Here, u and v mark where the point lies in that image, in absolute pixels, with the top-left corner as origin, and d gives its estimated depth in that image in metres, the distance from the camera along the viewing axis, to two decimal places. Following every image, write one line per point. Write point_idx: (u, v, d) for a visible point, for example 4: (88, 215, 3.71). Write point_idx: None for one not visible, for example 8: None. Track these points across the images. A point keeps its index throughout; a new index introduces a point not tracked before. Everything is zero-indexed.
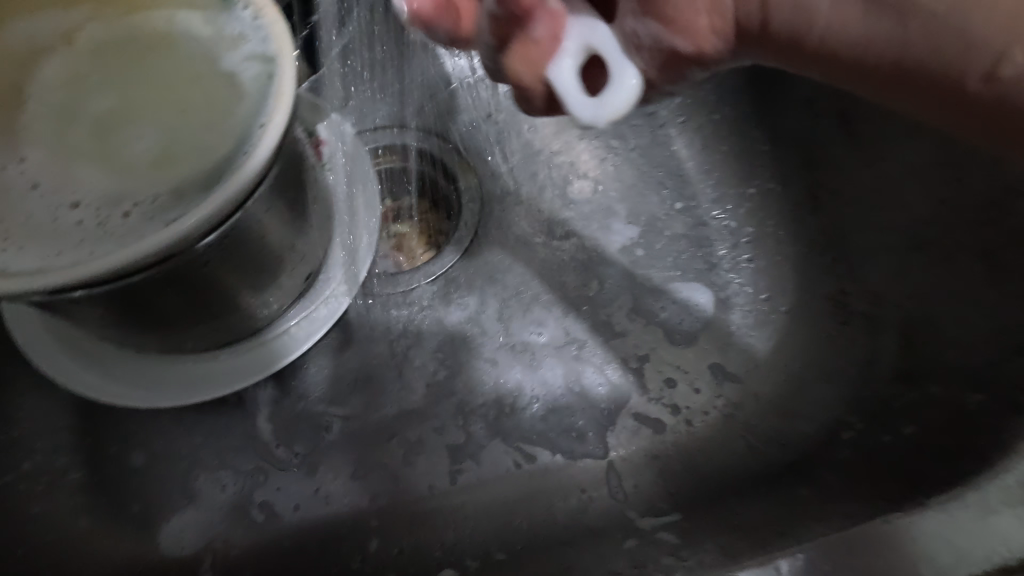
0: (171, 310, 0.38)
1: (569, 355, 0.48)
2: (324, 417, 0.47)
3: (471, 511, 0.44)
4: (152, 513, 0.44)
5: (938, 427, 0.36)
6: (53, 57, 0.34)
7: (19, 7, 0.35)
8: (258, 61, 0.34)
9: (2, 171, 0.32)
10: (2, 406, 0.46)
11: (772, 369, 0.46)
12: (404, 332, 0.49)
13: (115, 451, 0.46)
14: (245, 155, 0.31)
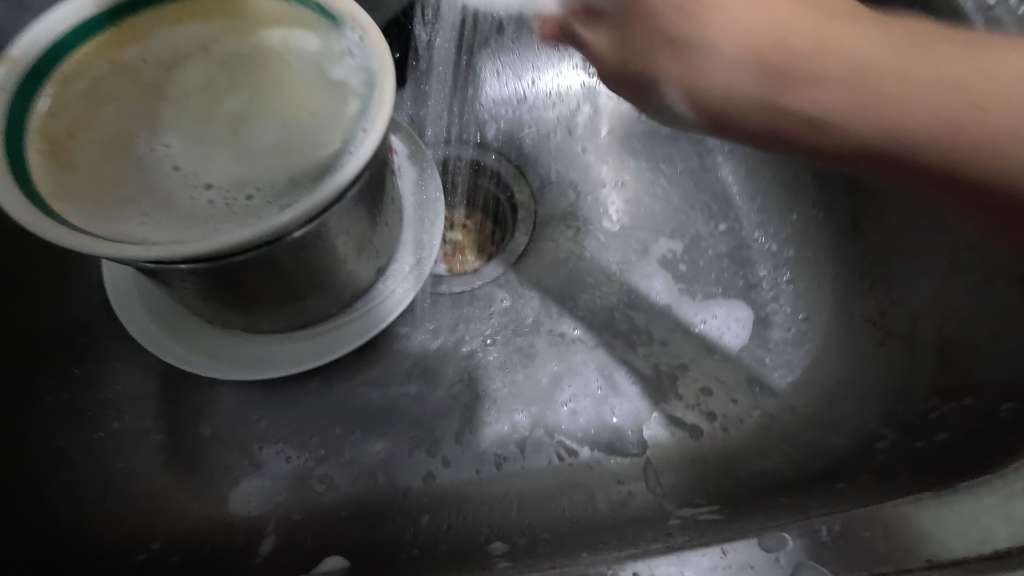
0: (258, 290, 0.43)
1: (611, 358, 0.50)
2: (382, 399, 0.50)
3: (516, 496, 0.46)
4: (223, 476, 0.48)
5: (968, 435, 0.37)
6: (193, 65, 0.40)
7: (164, 25, 0.42)
8: (363, 73, 0.38)
9: (147, 154, 0.37)
10: (96, 369, 0.50)
11: (807, 386, 0.47)
12: (458, 326, 0.53)
13: (192, 418, 0.49)
14: (348, 154, 0.35)
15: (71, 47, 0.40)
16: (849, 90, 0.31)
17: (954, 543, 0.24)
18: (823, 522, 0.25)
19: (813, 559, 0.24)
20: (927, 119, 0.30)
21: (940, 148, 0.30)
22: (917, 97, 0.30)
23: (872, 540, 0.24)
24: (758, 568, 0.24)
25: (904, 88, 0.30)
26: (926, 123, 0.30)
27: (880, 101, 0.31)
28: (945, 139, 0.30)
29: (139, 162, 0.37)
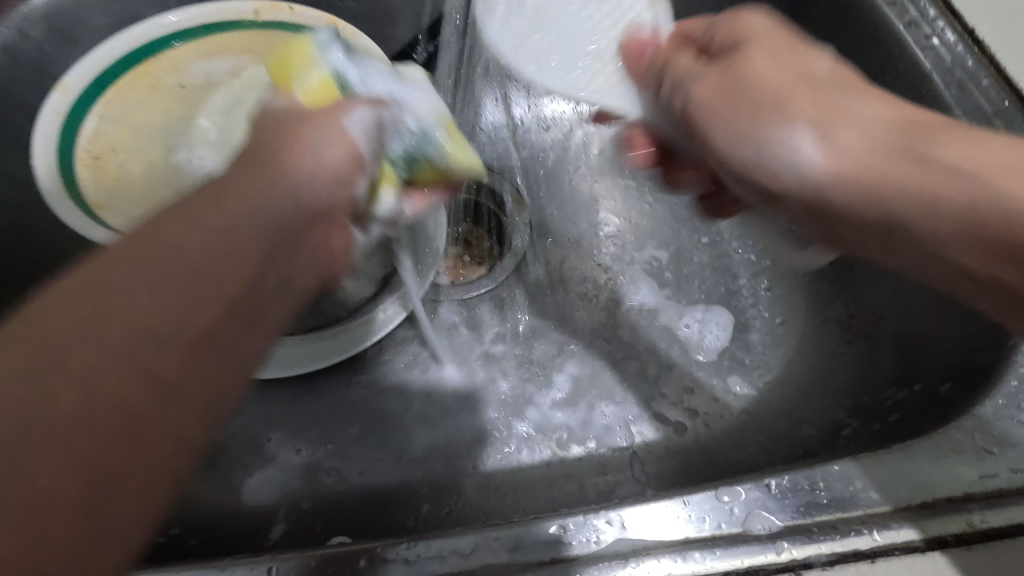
0: None
1: (601, 360, 0.54)
2: (387, 397, 0.54)
3: (511, 485, 0.49)
4: (238, 468, 0.51)
5: (913, 412, 0.39)
6: (223, 91, 0.46)
7: (200, 53, 0.47)
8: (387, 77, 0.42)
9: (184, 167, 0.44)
10: None
11: (784, 384, 0.50)
12: (458, 331, 0.57)
13: None
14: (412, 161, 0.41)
15: (118, 71, 0.45)
16: (894, 155, 0.30)
17: (885, 496, 0.27)
18: (774, 477, 0.28)
19: (763, 509, 0.27)
20: (980, 160, 0.29)
21: (979, 212, 0.28)
22: (977, 161, 0.29)
23: (815, 491, 0.28)
24: (715, 516, 0.27)
25: (933, 135, 0.30)
26: (950, 201, 0.29)
27: (880, 190, 0.31)
28: (979, 211, 0.28)
29: (178, 173, 0.44)
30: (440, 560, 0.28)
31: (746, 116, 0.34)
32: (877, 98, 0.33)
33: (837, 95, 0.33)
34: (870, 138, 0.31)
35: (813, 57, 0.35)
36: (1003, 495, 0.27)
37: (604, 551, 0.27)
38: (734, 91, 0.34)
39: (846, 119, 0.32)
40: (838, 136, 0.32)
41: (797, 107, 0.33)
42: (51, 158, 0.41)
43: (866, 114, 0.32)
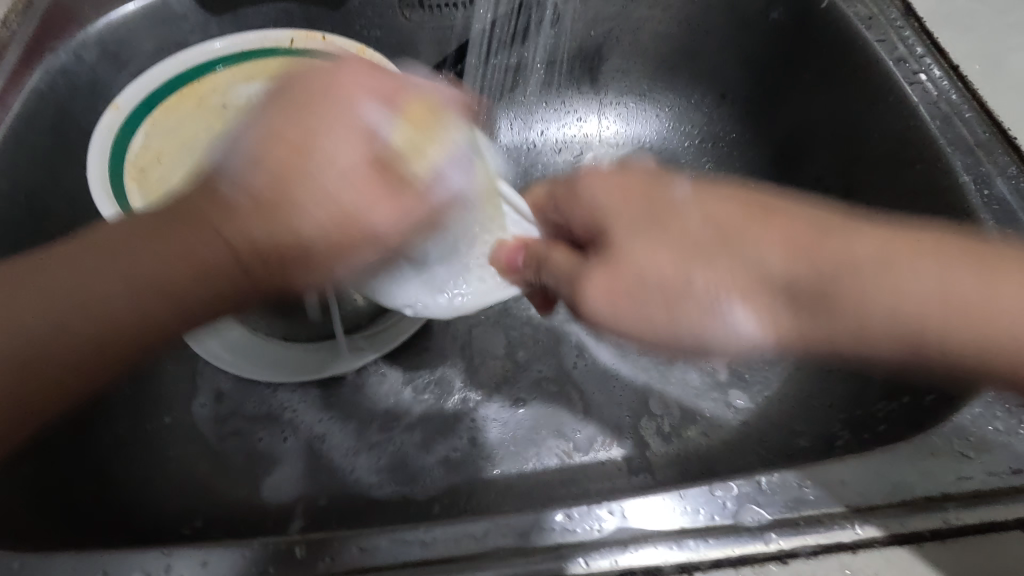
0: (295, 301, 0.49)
1: (607, 371, 0.56)
2: (399, 402, 0.54)
3: (524, 487, 0.50)
4: (256, 466, 0.51)
5: (904, 422, 0.42)
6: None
7: (241, 74, 0.51)
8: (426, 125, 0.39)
9: None
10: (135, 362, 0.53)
11: (783, 398, 0.53)
12: (468, 341, 0.57)
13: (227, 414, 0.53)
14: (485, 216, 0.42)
15: (166, 92, 0.49)
16: (803, 311, 0.32)
17: (869, 493, 0.30)
18: (765, 474, 0.30)
19: (754, 503, 0.29)
20: (944, 288, 0.30)
21: (919, 344, 0.31)
22: (906, 283, 0.30)
23: (802, 488, 0.30)
24: (710, 509, 0.30)
25: (856, 281, 0.31)
26: (953, 335, 0.30)
27: (859, 298, 0.31)
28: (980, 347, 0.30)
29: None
30: (456, 543, 0.30)
31: (646, 313, 0.33)
32: (756, 272, 0.33)
33: (865, 281, 0.31)
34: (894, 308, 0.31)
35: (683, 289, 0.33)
36: (979, 495, 0.29)
37: (606, 538, 0.29)
38: (631, 296, 0.33)
39: (911, 269, 0.31)
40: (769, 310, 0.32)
41: (774, 293, 0.33)
42: (104, 172, 0.45)
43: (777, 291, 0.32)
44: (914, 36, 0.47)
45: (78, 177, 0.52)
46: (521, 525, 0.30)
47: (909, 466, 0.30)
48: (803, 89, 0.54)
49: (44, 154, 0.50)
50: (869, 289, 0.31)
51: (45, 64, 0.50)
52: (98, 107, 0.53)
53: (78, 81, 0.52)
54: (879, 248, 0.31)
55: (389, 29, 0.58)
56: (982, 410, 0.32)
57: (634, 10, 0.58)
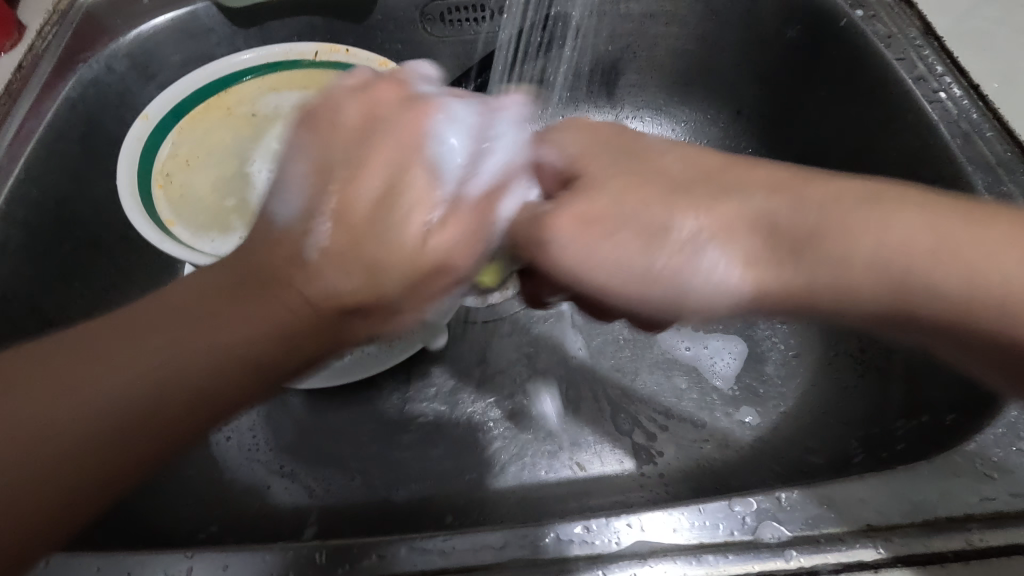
0: None
1: (624, 383, 0.56)
2: (412, 410, 0.55)
3: (535, 496, 0.50)
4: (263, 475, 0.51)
5: (923, 441, 0.42)
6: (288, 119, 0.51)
7: (268, 84, 0.53)
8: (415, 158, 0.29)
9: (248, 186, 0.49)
10: None
11: (799, 413, 0.52)
12: (482, 353, 0.58)
13: (244, 419, 0.53)
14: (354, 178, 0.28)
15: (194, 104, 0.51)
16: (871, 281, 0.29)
17: (889, 511, 0.29)
18: (784, 491, 0.30)
19: (774, 519, 0.29)
20: (907, 241, 0.28)
21: (907, 293, 0.28)
22: (970, 261, 0.28)
23: (822, 507, 0.30)
24: (728, 524, 0.29)
25: (849, 227, 0.29)
26: (949, 287, 0.28)
27: (693, 200, 0.30)
28: (966, 296, 0.28)
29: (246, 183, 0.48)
30: (473, 553, 0.30)
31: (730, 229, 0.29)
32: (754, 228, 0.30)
33: (885, 207, 0.29)
34: (909, 248, 0.28)
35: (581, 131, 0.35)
36: (1002, 516, 0.29)
37: (623, 551, 0.29)
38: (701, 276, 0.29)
39: (896, 209, 0.29)
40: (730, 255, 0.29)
41: (848, 226, 0.29)
42: (132, 179, 0.46)
43: (763, 211, 0.30)
44: (933, 54, 0.48)
45: (106, 184, 0.53)
46: (538, 537, 0.30)
47: (928, 485, 0.30)
48: (820, 104, 0.54)
49: (74, 162, 0.51)
50: (824, 231, 0.29)
51: (78, 75, 0.51)
52: (127, 116, 0.55)
53: (109, 91, 0.54)
54: (861, 194, 0.30)
55: (410, 43, 0.60)
56: (1004, 430, 0.32)
57: (651, 26, 0.59)
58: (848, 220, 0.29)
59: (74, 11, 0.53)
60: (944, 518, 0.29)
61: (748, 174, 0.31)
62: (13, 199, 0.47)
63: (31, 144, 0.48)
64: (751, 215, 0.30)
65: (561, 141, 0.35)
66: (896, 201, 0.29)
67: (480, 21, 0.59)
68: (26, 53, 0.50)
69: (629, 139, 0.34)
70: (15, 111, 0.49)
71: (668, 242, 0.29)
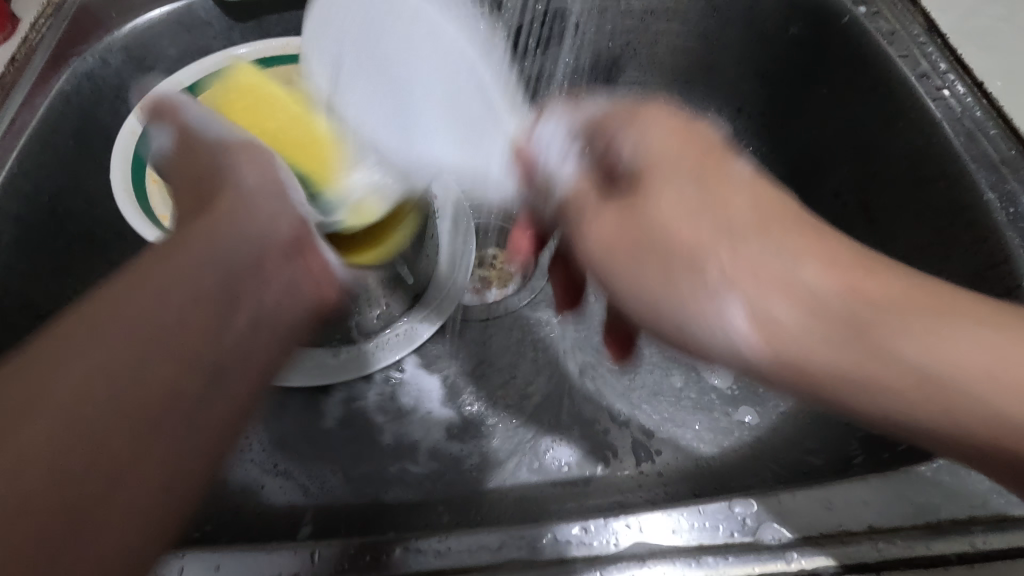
0: None
1: (623, 383, 0.55)
2: (408, 408, 0.54)
3: (533, 496, 0.50)
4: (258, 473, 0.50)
5: None
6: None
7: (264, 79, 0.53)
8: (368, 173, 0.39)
9: None
10: None
11: (799, 413, 0.52)
12: (479, 352, 0.57)
13: None
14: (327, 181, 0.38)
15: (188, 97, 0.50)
16: (836, 330, 0.29)
17: (890, 513, 0.29)
18: (784, 492, 0.30)
19: (774, 521, 0.29)
20: (972, 364, 0.27)
21: (954, 407, 0.28)
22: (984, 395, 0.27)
23: (822, 508, 0.29)
24: (728, 525, 0.29)
25: (899, 326, 0.28)
26: (1003, 404, 0.27)
27: (797, 244, 0.31)
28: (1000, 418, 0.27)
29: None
30: (468, 554, 0.30)
31: (771, 279, 0.30)
32: (805, 295, 0.29)
33: (929, 320, 0.28)
34: (908, 369, 0.28)
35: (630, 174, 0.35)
36: (1007, 519, 0.28)
37: (622, 552, 0.29)
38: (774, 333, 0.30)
39: (957, 328, 0.28)
40: (768, 305, 0.30)
41: (803, 266, 0.30)
42: (127, 174, 0.45)
43: (808, 283, 0.30)
44: (937, 51, 0.47)
45: (100, 177, 0.53)
46: (536, 538, 0.30)
47: (928, 487, 0.30)
48: (822, 102, 0.54)
49: (69, 156, 0.51)
50: (815, 328, 0.29)
51: (72, 67, 0.51)
52: (122, 110, 0.54)
53: (104, 84, 0.53)
54: (932, 303, 0.29)
55: None
56: None
57: (652, 23, 0.59)
58: (853, 326, 0.29)
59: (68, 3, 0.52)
60: (946, 521, 0.29)
61: (843, 259, 0.30)
62: (6, 192, 0.46)
63: (24, 136, 0.47)
64: (833, 272, 0.30)
65: (649, 143, 0.34)
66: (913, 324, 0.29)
67: None
68: (20, 45, 0.50)
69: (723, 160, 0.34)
70: (8, 103, 0.48)
71: (695, 272, 0.31)
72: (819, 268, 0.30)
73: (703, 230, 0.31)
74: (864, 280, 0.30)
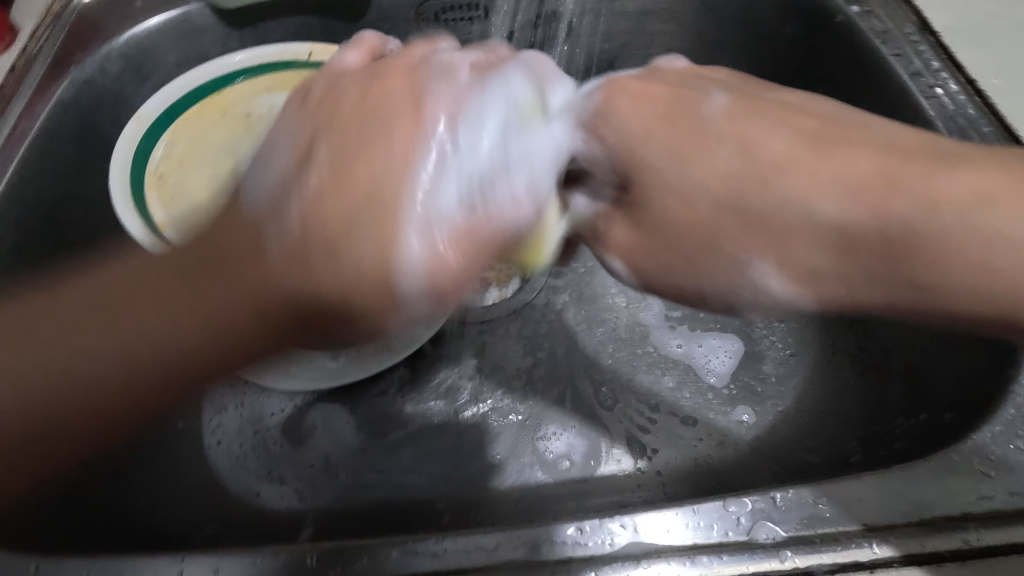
0: None
1: (621, 384, 0.56)
2: (407, 410, 0.54)
3: (536, 496, 0.50)
4: (261, 477, 0.51)
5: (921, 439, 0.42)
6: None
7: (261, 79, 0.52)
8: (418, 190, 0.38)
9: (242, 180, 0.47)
10: None
11: (799, 412, 0.52)
12: (479, 353, 0.57)
13: (239, 421, 0.53)
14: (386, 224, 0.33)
15: (187, 104, 0.50)
16: (874, 259, 0.31)
17: (884, 511, 0.29)
18: (779, 491, 0.30)
19: (769, 519, 0.29)
20: (965, 189, 0.30)
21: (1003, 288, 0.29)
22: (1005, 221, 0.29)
23: (817, 506, 0.29)
24: (723, 525, 0.29)
25: (923, 180, 0.30)
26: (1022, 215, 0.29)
27: (722, 145, 0.34)
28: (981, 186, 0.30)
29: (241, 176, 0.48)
30: (465, 555, 0.30)
31: (766, 239, 0.33)
32: (832, 181, 0.31)
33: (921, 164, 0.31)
34: (854, 215, 0.31)
35: (697, 119, 0.35)
36: (1001, 515, 0.29)
37: (618, 552, 0.29)
38: (800, 274, 0.33)
39: (942, 172, 0.30)
40: (791, 255, 0.33)
41: (813, 200, 0.32)
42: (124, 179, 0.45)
43: (832, 219, 0.31)
44: (930, 49, 0.47)
45: (100, 186, 0.53)
46: (532, 538, 0.30)
47: (923, 486, 0.29)
48: (816, 101, 0.54)
49: (69, 164, 0.51)
50: (802, 182, 0.32)
51: (71, 76, 0.51)
52: (120, 118, 0.55)
53: (103, 93, 0.53)
54: (872, 170, 0.31)
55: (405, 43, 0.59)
56: (1002, 428, 0.31)
57: (647, 24, 0.59)
58: (808, 178, 0.32)
59: (67, 13, 0.53)
60: (941, 518, 0.29)
61: (799, 133, 0.33)
62: (7, 201, 0.47)
63: (25, 146, 0.48)
64: (816, 163, 0.32)
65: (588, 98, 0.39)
66: (851, 181, 0.31)
67: (474, 21, 0.58)
68: (20, 55, 0.50)
69: (692, 104, 0.36)
70: (9, 113, 0.48)
71: (726, 255, 0.34)
72: (806, 186, 0.32)
73: (683, 176, 0.34)
74: (790, 178, 0.32)
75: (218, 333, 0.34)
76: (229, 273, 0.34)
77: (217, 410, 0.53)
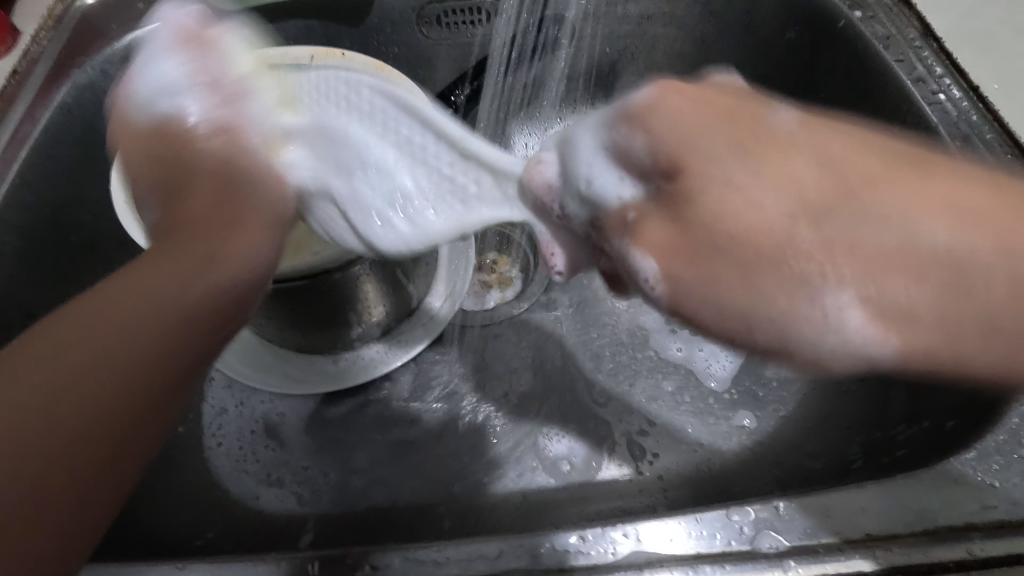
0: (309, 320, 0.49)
1: (622, 389, 0.55)
2: (408, 414, 0.54)
3: (538, 501, 0.50)
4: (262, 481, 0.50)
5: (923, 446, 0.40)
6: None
7: None
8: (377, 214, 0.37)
9: None
10: None
11: (801, 416, 0.52)
12: (480, 357, 0.57)
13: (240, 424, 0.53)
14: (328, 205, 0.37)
15: None
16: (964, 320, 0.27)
17: (888, 521, 0.29)
18: (781, 500, 0.30)
19: (772, 529, 0.29)
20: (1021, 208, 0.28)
21: None
22: None
23: (821, 515, 0.29)
24: (726, 533, 0.29)
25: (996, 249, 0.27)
26: None
27: (783, 173, 0.27)
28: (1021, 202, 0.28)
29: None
30: (467, 562, 0.30)
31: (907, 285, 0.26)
32: (933, 199, 0.27)
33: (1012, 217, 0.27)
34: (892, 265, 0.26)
35: (782, 151, 0.28)
36: (1004, 526, 0.29)
37: (620, 561, 0.29)
38: (904, 320, 0.26)
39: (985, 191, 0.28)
40: (881, 297, 0.26)
41: (923, 226, 0.27)
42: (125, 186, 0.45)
43: (943, 247, 0.26)
44: (933, 55, 0.47)
45: (101, 190, 0.53)
46: (534, 546, 0.30)
47: (928, 497, 0.29)
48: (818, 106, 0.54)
49: (70, 167, 0.51)
50: (901, 199, 0.27)
51: (72, 79, 0.51)
52: None
53: (103, 96, 0.53)
54: (951, 197, 0.27)
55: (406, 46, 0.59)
56: (1006, 438, 0.31)
57: (649, 28, 0.59)
58: (907, 196, 0.27)
59: (68, 16, 0.52)
60: (945, 529, 0.28)
61: (902, 186, 0.27)
62: (8, 205, 0.47)
63: (25, 150, 0.48)
64: (932, 204, 0.27)
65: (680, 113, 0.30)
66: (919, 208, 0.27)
67: (476, 24, 0.58)
68: (21, 58, 0.50)
69: (755, 114, 0.30)
70: (8, 116, 0.48)
71: (809, 294, 0.26)
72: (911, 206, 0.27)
73: (767, 207, 0.27)
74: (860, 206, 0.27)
75: (218, 291, 0.29)
76: (224, 238, 0.30)
77: (218, 412, 0.54)
